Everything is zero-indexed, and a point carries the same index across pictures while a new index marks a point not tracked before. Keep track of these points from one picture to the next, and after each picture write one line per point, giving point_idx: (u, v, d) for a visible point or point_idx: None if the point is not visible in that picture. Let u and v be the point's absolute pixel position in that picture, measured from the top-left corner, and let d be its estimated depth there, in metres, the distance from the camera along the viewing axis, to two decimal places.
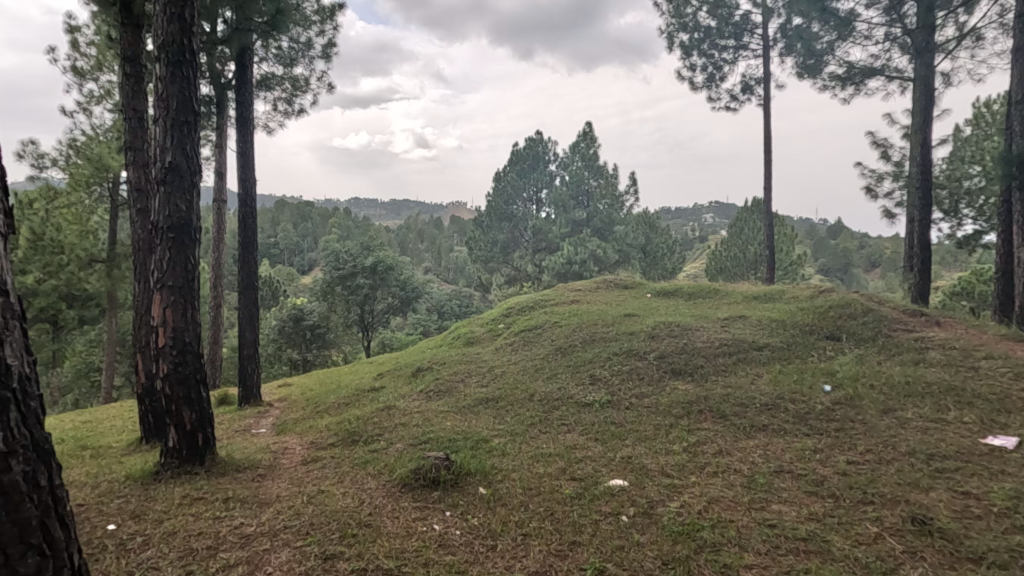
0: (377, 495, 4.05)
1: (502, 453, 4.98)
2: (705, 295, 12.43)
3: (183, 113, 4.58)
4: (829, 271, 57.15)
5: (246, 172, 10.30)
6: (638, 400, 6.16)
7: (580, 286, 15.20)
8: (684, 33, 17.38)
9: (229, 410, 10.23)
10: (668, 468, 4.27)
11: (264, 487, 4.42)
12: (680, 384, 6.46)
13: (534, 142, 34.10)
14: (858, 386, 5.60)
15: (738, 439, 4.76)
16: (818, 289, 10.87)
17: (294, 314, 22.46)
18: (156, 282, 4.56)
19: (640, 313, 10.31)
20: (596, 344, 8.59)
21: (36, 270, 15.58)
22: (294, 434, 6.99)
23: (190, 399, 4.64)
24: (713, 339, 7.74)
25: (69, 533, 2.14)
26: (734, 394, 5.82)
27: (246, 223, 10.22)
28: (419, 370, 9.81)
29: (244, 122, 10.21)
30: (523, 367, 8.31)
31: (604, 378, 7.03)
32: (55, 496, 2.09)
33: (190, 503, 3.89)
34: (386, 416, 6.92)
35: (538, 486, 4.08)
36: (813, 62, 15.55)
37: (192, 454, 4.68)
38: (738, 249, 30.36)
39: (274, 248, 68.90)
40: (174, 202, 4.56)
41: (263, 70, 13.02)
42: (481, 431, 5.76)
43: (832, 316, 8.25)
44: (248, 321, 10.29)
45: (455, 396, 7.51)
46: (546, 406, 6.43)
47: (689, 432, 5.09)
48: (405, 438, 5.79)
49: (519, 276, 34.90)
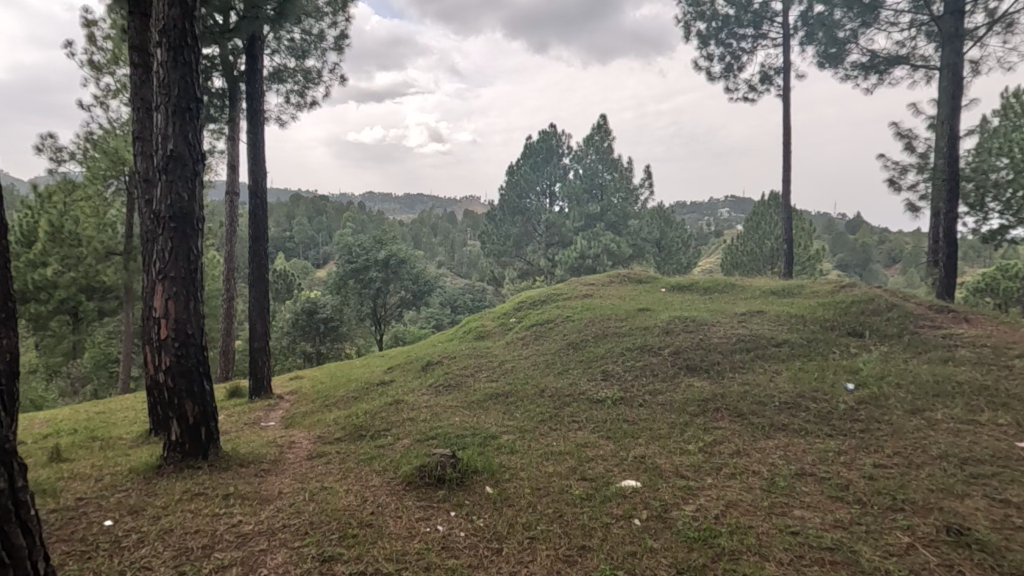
0: (380, 494, 3.92)
1: (511, 450, 4.83)
2: (721, 289, 12.17)
3: (185, 99, 4.46)
4: (848, 267, 56.05)
5: (257, 164, 10.24)
6: (652, 397, 5.98)
7: (593, 280, 14.99)
8: (701, 22, 16.99)
9: (240, 402, 10.24)
10: (683, 469, 4.10)
11: (268, 482, 4.34)
12: (695, 381, 6.26)
13: (547, 135, 33.82)
14: (884, 385, 5.35)
15: (757, 439, 4.57)
16: (839, 284, 10.55)
17: (307, 307, 22.55)
18: (158, 273, 4.48)
19: (654, 308, 10.10)
20: (608, 340, 8.40)
21: (54, 262, 15.78)
22: (301, 428, 6.91)
23: (193, 391, 4.55)
24: (730, 335, 7.52)
25: (34, 539, 2.09)
26: (752, 392, 5.60)
27: (256, 216, 10.16)
28: (429, 364, 9.70)
29: (255, 114, 10.13)
30: (534, 362, 8.15)
31: (617, 374, 6.85)
32: (16, 501, 2.02)
33: (190, 499, 3.80)
34: (394, 410, 6.82)
35: (548, 486, 3.93)
36: (835, 51, 15.13)
37: (194, 448, 4.60)
38: (754, 244, 29.84)
39: (289, 242, 69.46)
40: (176, 192, 4.46)
41: (275, 63, 12.95)
42: (489, 427, 5.63)
43: (854, 312, 7.97)
44: (258, 314, 10.25)
45: (464, 391, 7.39)
46: (557, 401, 6.28)
47: (706, 431, 4.90)
48: (412, 434, 5.67)
49: (532, 271, 34.74)
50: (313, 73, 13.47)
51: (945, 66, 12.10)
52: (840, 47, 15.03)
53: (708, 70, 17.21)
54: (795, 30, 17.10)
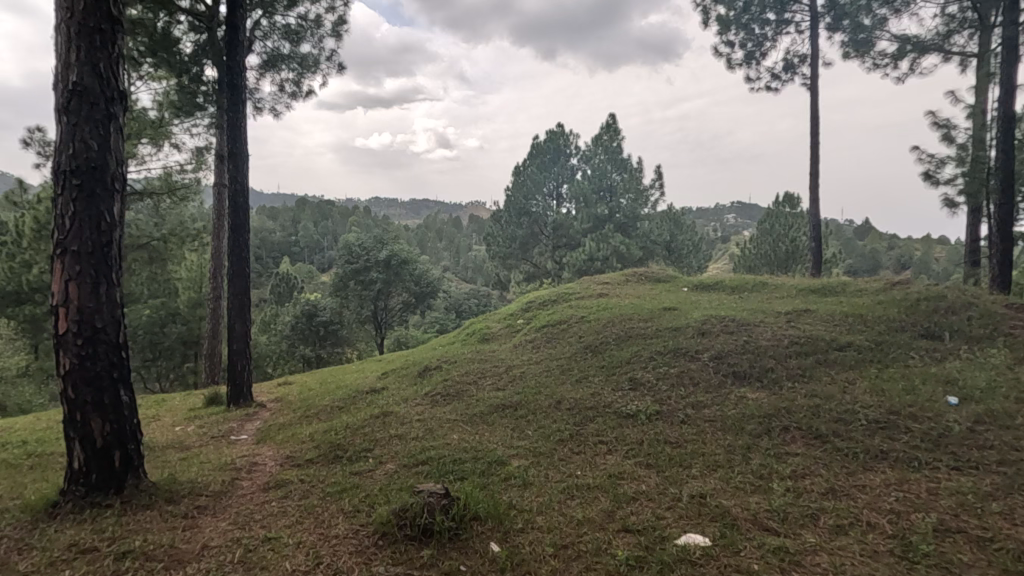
0: (341, 554, 2.79)
1: (524, 484, 3.70)
2: (752, 288, 11.01)
3: (93, 17, 3.37)
4: (857, 272, 53.93)
5: (237, 148, 9.03)
6: (696, 413, 4.82)
7: (607, 279, 13.78)
8: (722, 6, 15.88)
9: (216, 412, 9.15)
10: (764, 517, 2.96)
11: (199, 528, 3.22)
12: (750, 393, 5.08)
13: (556, 134, 32.56)
14: (999, 400, 4.18)
15: (853, 474, 3.42)
16: (890, 282, 9.36)
17: (305, 310, 21.53)
18: (56, 246, 3.37)
19: (682, 307, 8.94)
20: (633, 342, 7.23)
21: (42, 261, 14.64)
22: (272, 446, 5.79)
23: (102, 404, 3.43)
24: (781, 336, 6.34)
25: None
26: (827, 407, 4.43)
27: (237, 203, 9.02)
28: (425, 370, 8.57)
29: (236, 91, 8.96)
30: (547, 368, 6.98)
31: (648, 383, 5.67)
32: None
33: (72, 562, 2.70)
34: (381, 425, 5.69)
35: (577, 543, 2.79)
36: (863, 36, 13.85)
37: (105, 477, 3.48)
38: (769, 247, 28.30)
39: (295, 245, 68.46)
40: (81, 138, 3.37)
41: (268, 48, 11.89)
42: (495, 450, 4.48)
43: (924, 311, 6.79)
44: (238, 312, 9.17)
45: (465, 401, 6.26)
46: (577, 416, 5.12)
47: (776, 458, 3.75)
48: (398, 457, 4.54)
49: (538, 273, 33.65)
50: (309, 59, 12.37)
51: (1000, 41, 10.60)
52: (870, 32, 13.75)
53: (728, 58, 16.14)
54: (823, 15, 15.94)
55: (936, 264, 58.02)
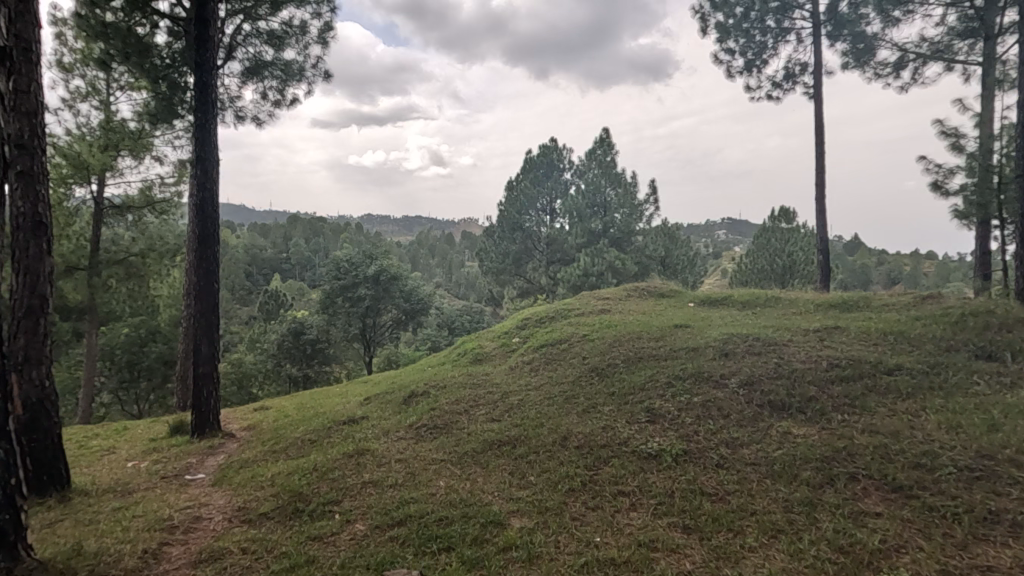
0: None
1: (527, 558, 2.85)
2: (765, 303, 10.26)
3: None
4: (849, 287, 53.64)
5: (206, 154, 8.12)
6: (732, 453, 3.98)
7: (608, 294, 12.95)
8: (720, 14, 15.38)
9: (178, 444, 8.15)
10: None
11: None
12: (795, 428, 4.24)
13: (547, 149, 31.76)
14: None
15: (966, 547, 2.61)
16: (915, 295, 8.60)
17: (292, 327, 20.53)
18: None
19: (695, 325, 8.09)
20: (645, 365, 6.37)
21: None
22: (225, 492, 4.86)
23: None
24: (817, 358, 5.52)
25: None
26: (897, 448, 3.60)
27: (204, 212, 8.12)
28: (412, 395, 7.66)
29: (206, 93, 8.08)
30: (549, 396, 6.08)
31: (669, 415, 4.83)
32: None
33: None
34: (354, 467, 4.79)
35: None
36: (864, 45, 13.33)
37: None
38: (766, 261, 27.39)
39: (286, 262, 67.06)
40: None
41: (250, 55, 11.10)
42: (489, 503, 3.62)
43: (971, 327, 6.02)
44: (204, 332, 8.20)
45: (454, 436, 5.36)
46: (586, 457, 4.27)
47: (854, 521, 2.92)
48: (370, 514, 3.66)
49: (532, 289, 32.84)
50: (294, 67, 11.62)
51: None
52: (872, 40, 13.23)
53: (728, 66, 15.61)
54: (823, 23, 15.49)
55: (927, 279, 58.03)
